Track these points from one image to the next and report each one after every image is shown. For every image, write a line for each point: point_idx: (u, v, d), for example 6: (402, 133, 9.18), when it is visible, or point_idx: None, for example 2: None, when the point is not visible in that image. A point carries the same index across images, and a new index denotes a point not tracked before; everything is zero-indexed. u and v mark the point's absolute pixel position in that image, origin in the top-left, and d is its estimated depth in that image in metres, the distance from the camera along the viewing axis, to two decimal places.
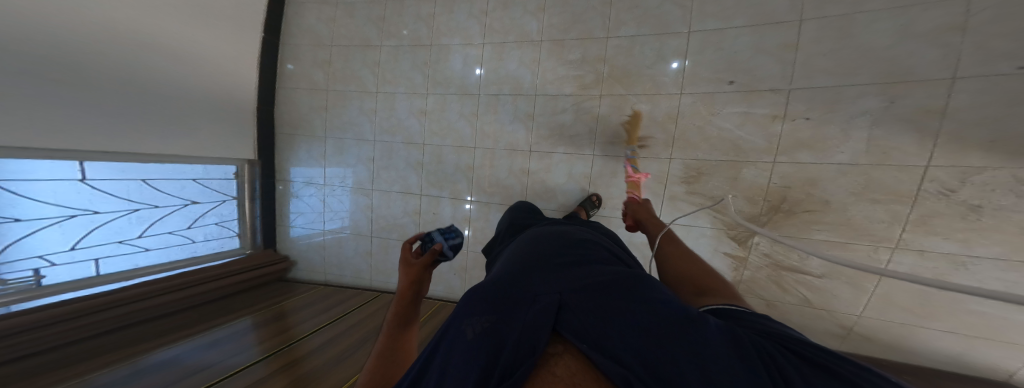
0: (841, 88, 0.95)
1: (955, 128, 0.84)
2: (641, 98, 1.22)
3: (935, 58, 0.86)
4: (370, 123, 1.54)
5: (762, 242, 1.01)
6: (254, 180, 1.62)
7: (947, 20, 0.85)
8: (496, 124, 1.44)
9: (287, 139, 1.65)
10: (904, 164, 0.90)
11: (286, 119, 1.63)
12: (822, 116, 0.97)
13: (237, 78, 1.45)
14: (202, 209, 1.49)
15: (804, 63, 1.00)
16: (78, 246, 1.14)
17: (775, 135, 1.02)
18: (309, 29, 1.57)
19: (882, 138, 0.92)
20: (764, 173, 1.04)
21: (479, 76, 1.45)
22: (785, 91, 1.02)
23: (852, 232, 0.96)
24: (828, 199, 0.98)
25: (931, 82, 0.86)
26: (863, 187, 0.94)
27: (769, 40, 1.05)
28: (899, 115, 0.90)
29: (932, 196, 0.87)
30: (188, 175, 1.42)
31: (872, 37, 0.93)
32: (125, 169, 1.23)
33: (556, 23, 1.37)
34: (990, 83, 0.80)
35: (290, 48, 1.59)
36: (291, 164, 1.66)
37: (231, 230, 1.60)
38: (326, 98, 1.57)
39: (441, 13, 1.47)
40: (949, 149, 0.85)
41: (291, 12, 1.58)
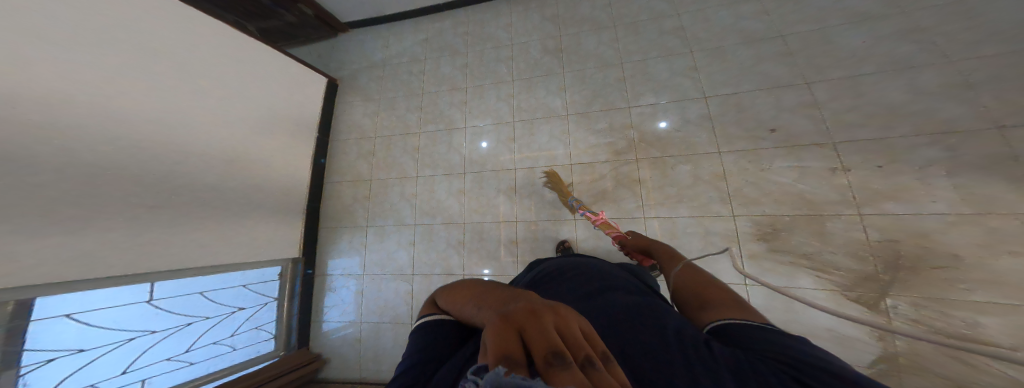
0: (888, 139, 0.99)
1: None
2: (680, 158, 1.23)
3: (962, 113, 0.94)
4: (411, 208, 1.56)
5: (900, 304, 0.88)
6: (296, 278, 1.53)
7: (943, 81, 0.99)
8: (536, 197, 1.42)
9: (331, 232, 1.63)
10: (1016, 210, 0.85)
11: (332, 211, 1.65)
12: (884, 166, 0.98)
13: (296, 172, 1.54)
14: (246, 315, 1.35)
15: (834, 118, 1.07)
16: (129, 369, 1.02)
17: (846, 187, 1.00)
18: (356, 123, 1.75)
19: (974, 185, 0.89)
20: (857, 225, 0.97)
21: (485, 148, 1.54)
22: (829, 144, 1.05)
23: (1015, 291, 0.82)
24: (954, 251, 0.88)
25: (977, 133, 0.92)
26: (989, 237, 0.86)
27: (788, 99, 1.14)
28: (974, 161, 0.90)
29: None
30: (238, 280, 1.32)
31: (884, 93, 1.04)
32: (179, 286, 1.14)
33: (579, 99, 1.47)
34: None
35: (339, 144, 1.74)
36: (330, 256, 1.60)
37: (267, 332, 1.42)
38: (370, 186, 1.63)
39: (471, 99, 1.63)
40: None
41: (341, 112, 1.79)
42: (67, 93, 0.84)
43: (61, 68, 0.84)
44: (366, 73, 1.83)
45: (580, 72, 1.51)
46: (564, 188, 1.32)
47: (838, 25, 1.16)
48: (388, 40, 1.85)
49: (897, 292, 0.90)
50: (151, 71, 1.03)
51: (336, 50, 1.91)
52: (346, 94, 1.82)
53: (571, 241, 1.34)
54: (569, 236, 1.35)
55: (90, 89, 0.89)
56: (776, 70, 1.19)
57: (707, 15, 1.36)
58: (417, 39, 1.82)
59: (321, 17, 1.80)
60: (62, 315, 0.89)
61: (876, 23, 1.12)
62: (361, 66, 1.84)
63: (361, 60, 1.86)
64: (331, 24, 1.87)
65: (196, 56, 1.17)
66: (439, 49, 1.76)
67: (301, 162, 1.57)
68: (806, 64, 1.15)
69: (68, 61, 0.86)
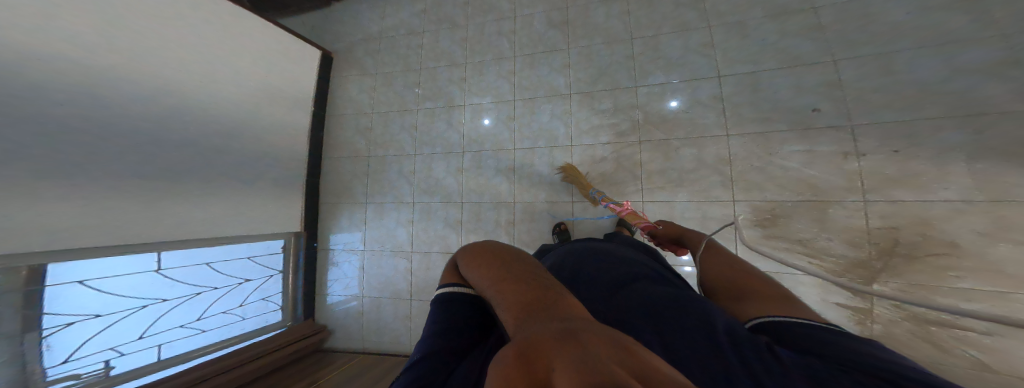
0: (912, 122, 0.95)
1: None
2: (685, 141, 1.20)
3: (1007, 91, 0.89)
4: (410, 186, 1.56)
5: (885, 291, 0.86)
6: (299, 252, 1.57)
7: (998, 56, 0.91)
8: (536, 178, 1.41)
9: (332, 208, 1.64)
10: None
11: (332, 188, 1.66)
12: (901, 151, 0.94)
13: (294, 148, 1.53)
14: (252, 286, 1.40)
15: (857, 99, 1.01)
16: (146, 334, 1.07)
17: (854, 173, 0.98)
18: (353, 99, 1.70)
19: (992, 173, 0.86)
20: (858, 212, 0.96)
21: (485, 126, 1.51)
22: (848, 127, 1.01)
23: (1007, 280, 0.82)
24: (954, 240, 0.87)
25: (1013, 115, 0.87)
26: (995, 227, 0.84)
27: (809, 79, 1.08)
28: (995, 148, 0.87)
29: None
30: (243, 253, 1.36)
31: (920, 73, 0.97)
32: (187, 257, 1.17)
33: (583, 77, 1.41)
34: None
35: (337, 120, 1.70)
36: (331, 232, 1.63)
37: (274, 303, 1.47)
38: (368, 164, 1.62)
39: (472, 76, 1.57)
40: None
41: (336, 86, 1.73)
42: (53, 65, 0.85)
43: (41, 38, 0.83)
44: (363, 46, 1.76)
45: (585, 47, 1.43)
46: (584, 181, 1.27)
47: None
48: (385, 10, 1.76)
49: (886, 278, 0.90)
50: (133, 40, 1.02)
51: (331, 20, 1.83)
52: (342, 68, 1.76)
53: (567, 224, 1.34)
54: (565, 219, 1.35)
55: (74, 61, 0.89)
56: (799, 47, 1.11)
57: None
58: (415, 9, 1.72)
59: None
60: (77, 281, 0.93)
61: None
62: (358, 39, 1.77)
63: (357, 32, 1.78)
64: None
65: (180, 22, 1.14)
66: (438, 21, 1.68)
67: (300, 139, 1.56)
68: (834, 39, 1.08)
69: (48, 30, 0.85)
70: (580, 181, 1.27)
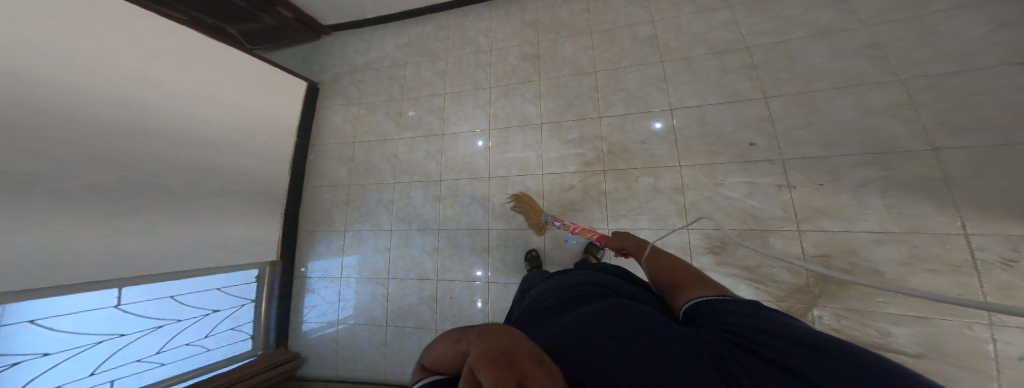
0: (832, 158, 1.02)
1: (973, 197, 0.87)
2: (644, 171, 1.27)
3: (905, 133, 0.97)
4: (388, 214, 1.58)
5: (825, 315, 0.89)
6: (274, 280, 1.53)
7: (892, 100, 1.01)
8: (508, 205, 1.45)
9: (309, 236, 1.64)
10: (937, 232, 0.89)
11: (310, 216, 1.66)
12: (825, 184, 1.01)
13: (275, 177, 1.55)
14: (222, 316, 1.35)
15: (785, 135, 1.10)
16: (97, 371, 1.04)
17: (789, 203, 1.04)
18: (335, 129, 1.76)
19: (904, 206, 0.93)
20: (794, 240, 1.01)
21: (481, 148, 1.54)
22: (780, 161, 1.08)
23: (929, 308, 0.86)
24: (880, 269, 0.92)
25: (916, 154, 0.94)
26: (912, 256, 0.90)
27: (746, 115, 1.17)
28: (904, 184, 0.94)
29: (994, 265, 0.83)
30: (213, 283, 1.32)
31: (837, 112, 1.06)
32: (149, 290, 1.14)
33: (552, 108, 1.49)
34: (975, 155, 0.89)
35: (317, 148, 1.74)
36: (308, 260, 1.61)
37: (245, 332, 1.42)
38: (347, 192, 1.65)
39: (450, 106, 1.64)
40: (981, 219, 0.86)
41: (320, 116, 1.79)
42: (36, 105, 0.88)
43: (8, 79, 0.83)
44: (347, 78, 1.83)
45: (555, 79, 1.52)
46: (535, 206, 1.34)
47: (800, 38, 1.18)
48: (370, 44, 1.86)
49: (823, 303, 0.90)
50: (120, 79, 1.05)
51: (318, 53, 1.92)
52: (326, 98, 1.82)
53: (539, 250, 1.36)
54: (537, 245, 1.37)
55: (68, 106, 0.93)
56: (737, 85, 1.22)
57: (680, 23, 1.37)
58: (398, 43, 1.82)
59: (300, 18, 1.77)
60: (27, 321, 0.90)
61: (833, 36, 1.13)
62: (342, 70, 1.85)
63: (342, 64, 1.86)
64: (310, 25, 1.85)
65: (157, 62, 1.17)
66: (419, 54, 1.77)
67: (281, 168, 1.59)
68: (764, 78, 1.18)
69: (18, 70, 0.85)
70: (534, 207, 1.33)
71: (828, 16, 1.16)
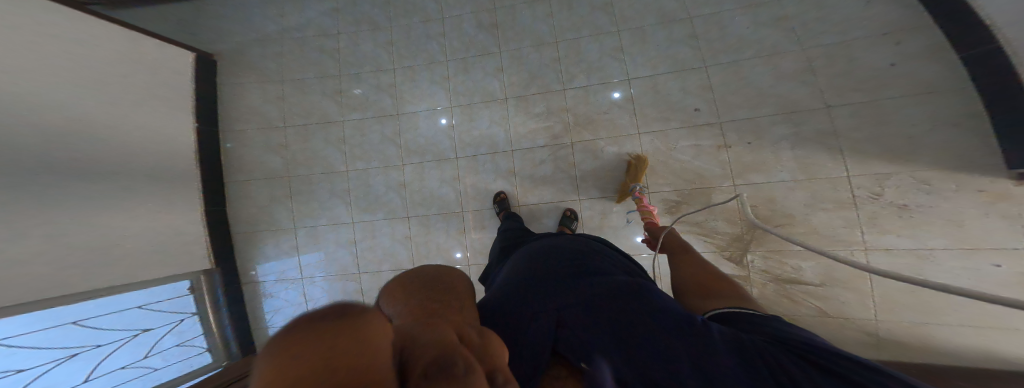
0: (757, 119, 1.21)
1: (855, 147, 1.10)
2: (607, 141, 1.36)
3: (807, 94, 1.18)
4: (346, 205, 1.43)
5: (756, 258, 1.07)
6: (216, 289, 1.32)
7: (799, 65, 1.21)
8: (479, 185, 1.42)
9: (251, 237, 1.43)
10: (831, 176, 1.11)
11: (245, 213, 1.43)
12: (752, 142, 1.19)
13: (173, 166, 1.27)
14: (157, 333, 1.12)
15: (721, 101, 1.26)
16: None
17: (726, 162, 1.21)
18: (258, 111, 1.48)
19: (808, 156, 1.14)
20: (730, 195, 1.18)
21: (445, 126, 1.46)
22: (718, 124, 1.24)
23: (824, 239, 1.11)
24: (790, 212, 1.14)
25: (814, 111, 1.16)
26: (812, 199, 1.12)
27: (691, 83, 1.30)
28: (808, 138, 1.15)
29: (868, 200, 1.08)
30: (129, 300, 1.07)
31: (759, 78, 1.24)
32: (41, 316, 0.89)
33: (516, 81, 1.46)
34: (854, 111, 1.13)
35: (237, 135, 1.46)
36: (258, 263, 1.42)
37: (197, 345, 1.21)
38: (290, 185, 1.43)
39: (402, 82, 1.49)
40: (860, 161, 1.09)
41: (231, 95, 1.48)
42: None
43: None
44: (259, 47, 1.51)
45: (516, 51, 1.48)
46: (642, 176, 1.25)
47: (730, 9, 1.31)
48: (284, 5, 1.53)
49: (753, 248, 1.08)
50: None
51: (207, 13, 1.52)
52: (235, 72, 1.50)
53: None
54: None
55: None
56: (682, 54, 1.33)
57: None
58: (324, 7, 1.53)
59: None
60: None
61: (756, 8, 1.28)
62: (250, 38, 1.51)
63: (249, 31, 1.52)
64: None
65: None
66: (355, 22, 1.53)
67: (183, 162, 1.31)
68: (704, 47, 1.31)
69: None
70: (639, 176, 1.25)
71: None
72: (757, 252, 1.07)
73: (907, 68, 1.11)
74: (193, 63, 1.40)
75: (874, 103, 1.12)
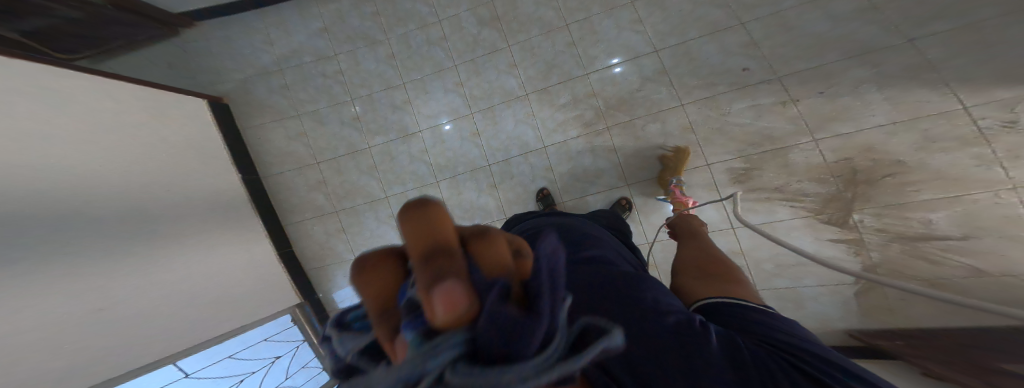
0: (825, 66, 1.09)
1: (959, 73, 0.92)
2: (648, 118, 1.25)
3: (879, 34, 1.06)
4: (394, 230, 1.39)
5: (865, 217, 0.97)
6: (312, 317, 1.38)
7: (858, 5, 1.09)
8: (518, 189, 1.34)
9: (319, 273, 1.43)
10: (940, 110, 0.94)
11: (308, 253, 1.43)
12: (825, 92, 1.08)
13: (224, 221, 1.25)
14: (287, 359, 1.30)
15: (775, 55, 1.14)
16: None
17: (799, 118, 1.09)
18: (284, 152, 1.44)
19: (904, 94, 0.99)
20: (814, 152, 1.06)
21: (469, 135, 1.37)
22: (776, 80, 1.13)
23: (957, 184, 0.90)
24: (898, 159, 0.97)
25: (895, 48, 1.03)
26: (923, 140, 0.95)
27: (729, 42, 1.20)
28: (894, 76, 1.01)
29: (1000, 131, 0.87)
30: (257, 337, 1.22)
31: (811, 24, 1.12)
32: (210, 354, 1.09)
33: (533, 74, 1.36)
34: (946, 39, 0.96)
35: (277, 179, 1.44)
36: (332, 291, 1.44)
37: (316, 367, 1.37)
38: (340, 219, 1.41)
39: (415, 97, 1.40)
40: (972, 91, 0.90)
41: (255, 140, 1.44)
42: None
43: None
44: (263, 84, 1.44)
45: (526, 42, 1.37)
46: (682, 166, 1.18)
47: None
48: (270, 34, 1.43)
49: (862, 206, 0.99)
50: None
51: (197, 57, 1.43)
52: (250, 116, 1.44)
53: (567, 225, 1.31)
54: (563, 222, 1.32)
55: None
56: (713, 14, 1.22)
57: None
58: (312, 29, 1.42)
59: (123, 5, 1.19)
60: None
61: None
62: (249, 75, 1.44)
63: (246, 66, 1.44)
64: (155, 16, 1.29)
65: None
66: (349, 40, 1.42)
67: (235, 213, 1.30)
68: (734, 4, 1.21)
69: None
70: (678, 165, 1.18)
71: None
72: (868, 209, 0.98)
73: None
74: (210, 114, 1.35)
75: (973, 26, 0.93)
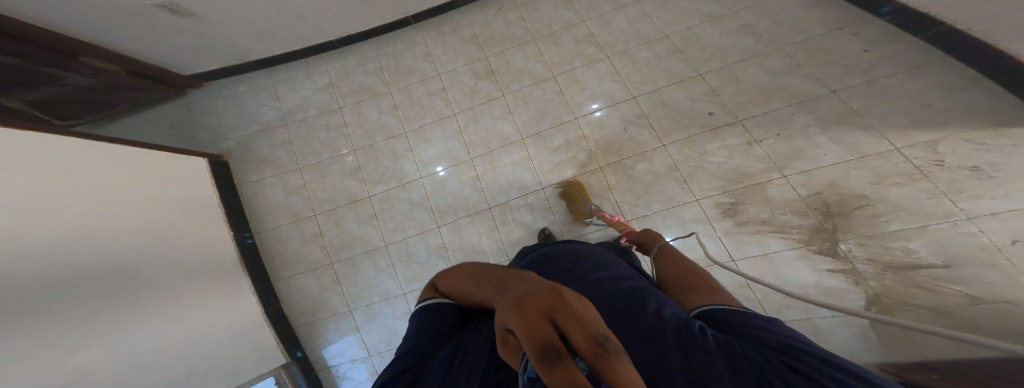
0: (775, 111, 1.27)
1: (882, 120, 1.13)
2: (635, 158, 1.34)
3: (809, 86, 1.26)
4: (394, 279, 1.28)
5: (852, 247, 1.04)
6: (298, 380, 1.19)
7: (786, 62, 1.32)
8: (520, 230, 1.33)
9: (311, 328, 1.28)
10: (880, 151, 1.10)
11: (298, 309, 1.28)
12: (781, 134, 1.23)
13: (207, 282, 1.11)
14: None
15: (732, 101, 1.32)
16: None
17: (766, 156, 1.23)
18: (284, 205, 1.35)
19: (842, 136, 1.16)
20: (787, 187, 1.18)
21: (469, 178, 1.37)
22: (738, 123, 1.29)
23: (919, 215, 0.99)
24: (862, 193, 1.08)
25: (823, 97, 1.23)
26: (875, 177, 1.08)
27: (694, 91, 1.36)
28: (830, 119, 1.20)
29: (931, 167, 1.02)
30: None
31: (755, 77, 1.33)
32: None
33: (528, 120, 1.43)
34: (860, 91, 1.19)
35: (272, 233, 1.33)
36: (323, 347, 1.26)
37: None
38: (336, 272, 1.29)
39: (415, 144, 1.40)
40: (897, 134, 1.09)
41: (249, 192, 1.36)
42: None
43: None
44: (264, 140, 1.39)
45: (518, 91, 1.46)
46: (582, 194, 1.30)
47: (699, 24, 1.44)
48: (278, 90, 1.43)
49: (843, 236, 1.07)
50: None
51: (201, 115, 1.38)
52: (249, 172, 1.37)
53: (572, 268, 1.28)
54: None
55: None
56: (676, 68, 1.40)
57: (606, 19, 1.50)
58: (317, 84, 1.44)
59: (138, 70, 1.18)
60: None
61: (720, 21, 1.42)
62: (251, 131, 1.40)
63: (249, 121, 1.41)
64: (161, 77, 1.26)
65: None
66: (354, 93, 1.44)
67: (218, 276, 1.16)
68: (692, 59, 1.40)
69: None
70: (580, 195, 1.30)
71: (706, 7, 1.45)
72: (850, 239, 1.05)
73: (880, 51, 1.22)
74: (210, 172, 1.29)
75: (874, 83, 1.19)
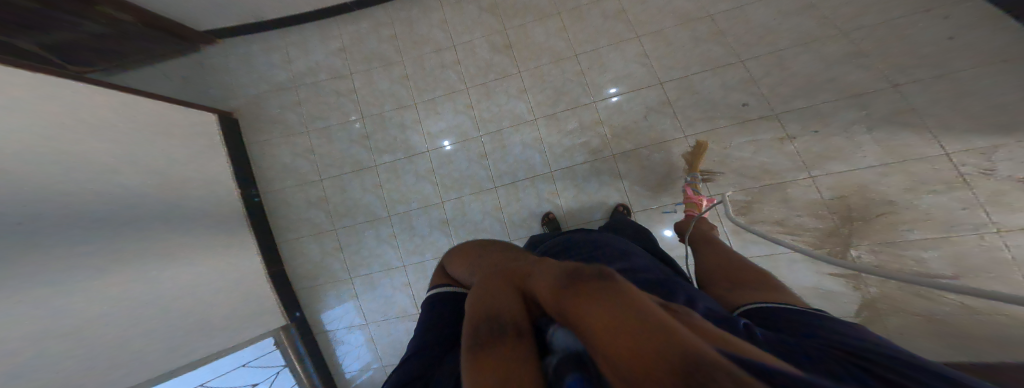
0: (817, 106, 1.17)
1: (942, 122, 1.02)
2: (652, 148, 1.30)
3: (866, 77, 1.14)
4: (395, 250, 1.38)
5: (862, 253, 1.01)
6: (296, 342, 1.34)
7: (844, 50, 1.19)
8: (523, 211, 1.36)
9: (311, 292, 1.42)
10: (925, 155, 1.02)
11: (300, 272, 1.42)
12: (819, 131, 1.15)
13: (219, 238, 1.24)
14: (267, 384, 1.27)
15: (772, 92, 1.22)
16: None
17: (794, 153, 1.15)
18: (288, 168, 1.45)
19: (890, 138, 1.07)
20: (810, 188, 1.11)
21: (477, 156, 1.40)
22: (773, 116, 1.20)
23: (942, 226, 0.96)
24: (889, 199, 1.02)
25: (880, 92, 1.11)
26: (911, 183, 1.01)
27: (729, 78, 1.27)
28: (881, 118, 1.09)
29: (978, 176, 0.96)
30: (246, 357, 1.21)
31: (804, 66, 1.21)
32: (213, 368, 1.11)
33: (543, 100, 1.41)
34: (929, 87, 1.07)
35: (276, 197, 1.44)
36: (324, 311, 1.41)
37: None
38: (337, 238, 1.40)
39: (425, 118, 1.43)
40: (952, 136, 1.01)
41: (256, 154, 1.46)
42: None
43: None
44: (274, 99, 1.47)
45: (536, 69, 1.43)
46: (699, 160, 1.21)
47: (750, 2, 1.30)
48: (289, 52, 1.48)
49: (857, 243, 1.03)
50: None
51: (213, 72, 1.48)
52: (259, 131, 1.47)
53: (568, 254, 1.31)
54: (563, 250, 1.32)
55: None
56: (714, 52, 1.31)
57: None
58: (329, 48, 1.47)
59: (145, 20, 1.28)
60: None
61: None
62: (262, 91, 1.48)
63: (261, 81, 1.48)
64: (173, 31, 1.37)
65: None
66: (364, 61, 1.46)
67: (233, 230, 1.30)
68: (734, 43, 1.29)
69: None
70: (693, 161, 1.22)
71: None
72: (863, 246, 1.01)
73: (965, 41, 1.07)
74: (217, 125, 1.38)
75: (946, 78, 1.06)
